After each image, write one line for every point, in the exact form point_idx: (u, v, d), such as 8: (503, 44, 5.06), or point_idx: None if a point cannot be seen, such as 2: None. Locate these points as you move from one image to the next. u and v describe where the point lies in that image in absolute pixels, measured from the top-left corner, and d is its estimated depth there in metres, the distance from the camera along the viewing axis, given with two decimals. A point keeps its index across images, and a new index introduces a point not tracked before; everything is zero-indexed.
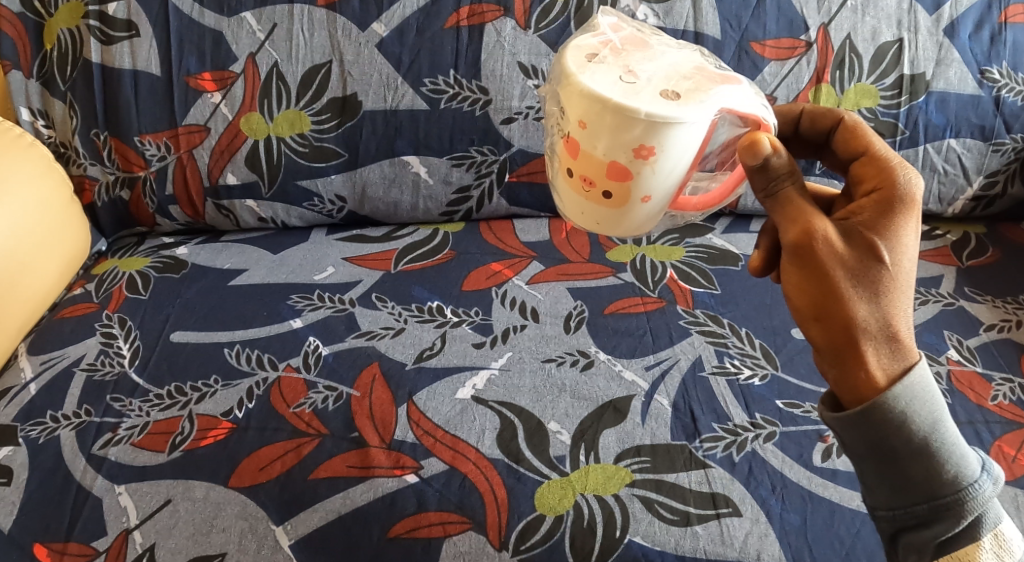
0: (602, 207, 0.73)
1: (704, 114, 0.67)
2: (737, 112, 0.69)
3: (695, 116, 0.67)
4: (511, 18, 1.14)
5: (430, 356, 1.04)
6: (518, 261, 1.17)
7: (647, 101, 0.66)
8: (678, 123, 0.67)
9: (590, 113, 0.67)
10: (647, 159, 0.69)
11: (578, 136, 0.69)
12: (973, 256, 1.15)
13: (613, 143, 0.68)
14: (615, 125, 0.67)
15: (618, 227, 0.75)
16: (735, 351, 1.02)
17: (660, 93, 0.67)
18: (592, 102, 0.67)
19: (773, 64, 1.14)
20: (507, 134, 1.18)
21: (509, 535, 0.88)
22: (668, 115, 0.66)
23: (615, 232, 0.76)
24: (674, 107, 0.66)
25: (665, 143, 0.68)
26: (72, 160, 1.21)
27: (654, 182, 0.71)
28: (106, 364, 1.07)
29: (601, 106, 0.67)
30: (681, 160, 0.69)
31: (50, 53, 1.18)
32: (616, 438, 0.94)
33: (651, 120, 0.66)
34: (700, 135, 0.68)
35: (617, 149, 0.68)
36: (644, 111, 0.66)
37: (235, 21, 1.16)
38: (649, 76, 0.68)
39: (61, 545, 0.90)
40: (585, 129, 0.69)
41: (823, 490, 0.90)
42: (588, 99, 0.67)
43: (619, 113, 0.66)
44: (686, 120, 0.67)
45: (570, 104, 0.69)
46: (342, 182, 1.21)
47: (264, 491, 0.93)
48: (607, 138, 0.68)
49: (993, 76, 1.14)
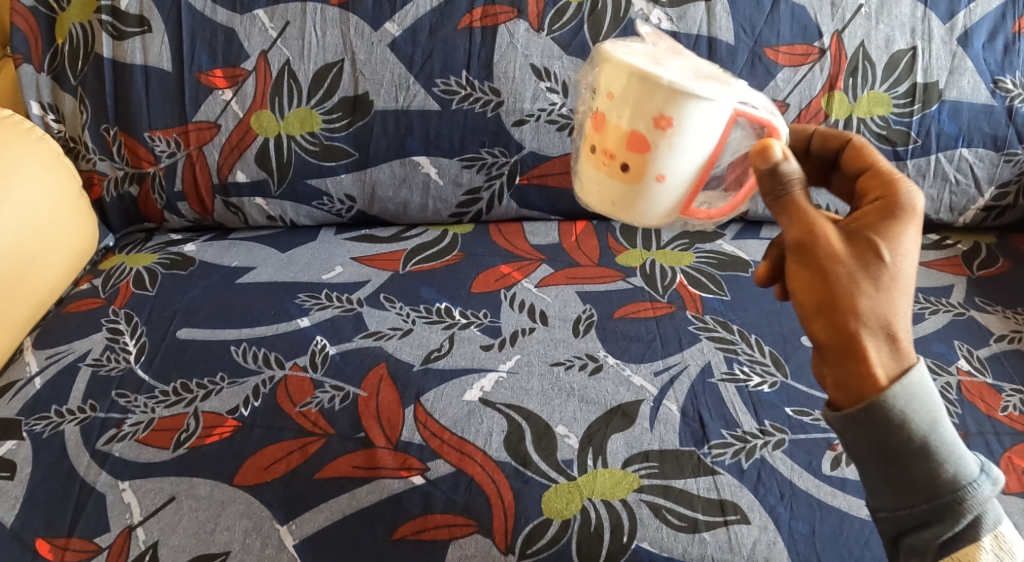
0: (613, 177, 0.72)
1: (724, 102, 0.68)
2: (754, 114, 0.70)
3: (719, 94, 0.67)
4: (525, 19, 1.14)
5: (438, 357, 1.03)
6: (527, 264, 1.17)
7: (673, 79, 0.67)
8: (702, 101, 0.67)
9: (618, 83, 0.68)
10: (665, 132, 0.69)
11: (605, 106, 0.70)
12: (984, 266, 1.15)
13: (639, 107, 0.68)
14: (643, 92, 0.67)
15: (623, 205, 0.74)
16: (744, 357, 1.02)
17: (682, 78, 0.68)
18: (623, 70, 0.68)
19: (786, 70, 1.13)
20: (519, 136, 1.17)
21: (516, 538, 0.87)
22: (697, 94, 0.67)
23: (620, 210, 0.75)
24: (698, 88, 0.67)
25: (691, 121, 0.68)
26: (81, 155, 1.22)
27: (671, 162, 0.70)
28: (112, 359, 1.07)
29: (629, 74, 0.67)
30: (698, 144, 0.69)
31: (61, 48, 1.18)
32: (624, 443, 0.93)
33: (681, 96, 0.67)
34: (719, 121, 0.69)
35: (641, 114, 0.68)
36: (667, 79, 0.66)
37: (248, 18, 1.15)
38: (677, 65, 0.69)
39: (63, 541, 0.90)
40: (612, 99, 0.69)
41: (832, 498, 0.89)
42: (619, 67, 0.68)
43: (645, 80, 0.67)
44: (710, 97, 0.67)
45: (602, 77, 0.70)
46: (351, 181, 1.20)
47: (269, 490, 0.92)
48: (631, 106, 0.68)
49: (1006, 86, 1.13)
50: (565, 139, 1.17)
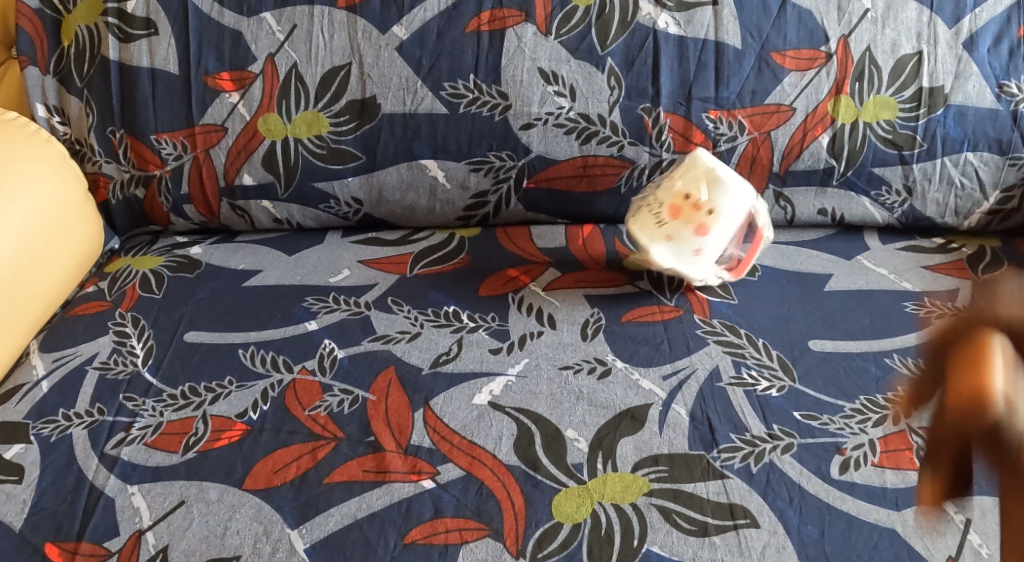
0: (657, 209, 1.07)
1: (711, 248, 1.07)
2: (756, 219, 1.10)
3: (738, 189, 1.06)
4: (532, 23, 1.14)
5: (446, 361, 1.04)
6: (534, 267, 1.17)
7: (712, 202, 1.05)
8: (715, 214, 1.05)
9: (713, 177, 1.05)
10: (716, 213, 1.05)
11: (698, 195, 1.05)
12: (989, 269, 1.15)
13: (696, 183, 1.06)
14: (704, 175, 1.06)
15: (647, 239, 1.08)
16: (752, 361, 1.02)
17: (703, 222, 1.05)
18: (711, 173, 1.05)
19: (793, 75, 1.14)
20: (526, 139, 1.17)
21: (526, 543, 0.87)
22: (714, 206, 1.05)
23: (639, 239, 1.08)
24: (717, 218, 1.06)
25: (721, 190, 1.05)
26: (87, 157, 1.21)
27: (713, 236, 1.06)
28: (119, 362, 1.07)
29: (715, 175, 1.05)
30: (729, 223, 1.07)
31: (67, 50, 1.18)
32: (634, 447, 0.94)
33: (730, 185, 1.05)
34: (737, 220, 1.07)
35: (697, 181, 1.06)
36: (716, 171, 1.05)
37: (256, 21, 1.15)
38: (723, 205, 1.05)
39: (73, 545, 0.89)
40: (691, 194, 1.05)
41: (841, 502, 0.89)
42: (710, 171, 1.05)
43: (712, 177, 1.05)
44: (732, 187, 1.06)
45: (699, 173, 1.06)
46: (358, 185, 1.20)
47: (280, 494, 0.92)
48: (717, 188, 1.05)
49: (1011, 90, 1.13)
50: (572, 142, 1.17)
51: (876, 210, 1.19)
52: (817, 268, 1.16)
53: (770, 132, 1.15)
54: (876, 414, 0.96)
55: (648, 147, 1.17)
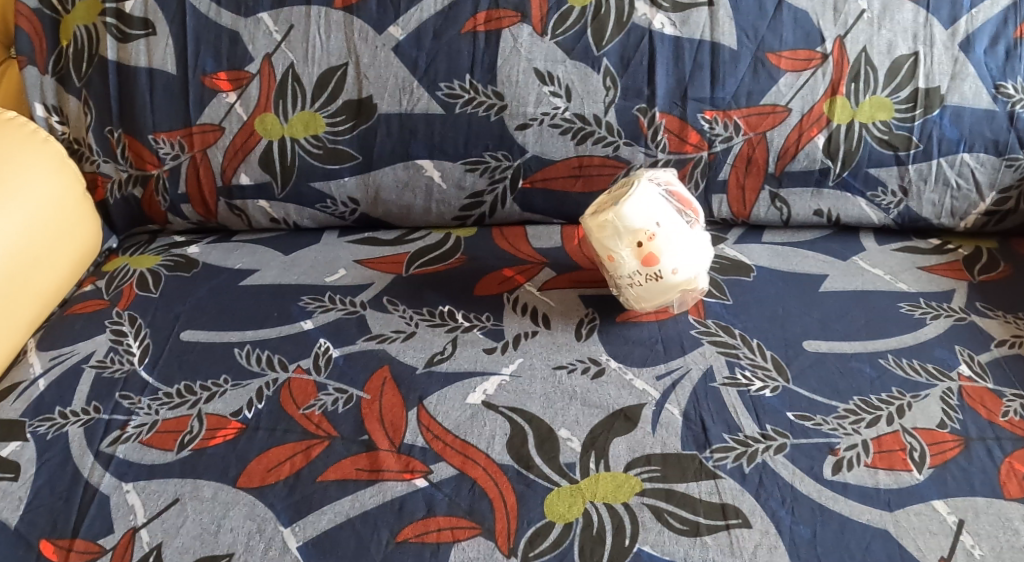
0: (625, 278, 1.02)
1: (676, 249, 1.01)
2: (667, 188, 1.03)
3: (637, 200, 1.00)
4: (528, 24, 1.14)
5: (441, 360, 1.04)
6: (530, 267, 1.17)
7: (636, 232, 1.00)
8: (653, 236, 1.00)
9: (612, 230, 1.00)
10: (652, 243, 1.00)
11: (627, 249, 1.01)
12: (985, 270, 1.15)
13: (611, 241, 1.01)
14: (607, 232, 1.01)
15: (650, 297, 1.03)
16: (746, 362, 1.02)
17: (651, 249, 1.00)
18: (608, 227, 1.01)
19: (789, 76, 1.14)
20: (522, 140, 1.17)
21: (518, 541, 0.87)
22: (642, 232, 1.00)
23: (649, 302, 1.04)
24: (655, 233, 1.00)
25: (628, 219, 1.00)
26: (85, 157, 1.22)
27: (672, 258, 1.01)
28: (116, 361, 1.07)
29: (611, 226, 1.00)
30: (666, 232, 1.00)
31: (66, 50, 1.19)
32: (627, 447, 0.94)
33: (625, 209, 1.00)
34: (666, 219, 1.01)
35: (608, 243, 1.01)
36: (610, 217, 1.00)
37: (253, 21, 1.16)
38: (642, 224, 1.00)
39: (68, 542, 0.90)
40: (614, 251, 1.01)
41: (833, 503, 0.89)
42: (606, 228, 1.01)
43: (611, 228, 1.00)
44: (631, 206, 1.00)
45: (605, 235, 1.01)
46: (355, 184, 1.20)
47: (273, 492, 0.92)
48: (621, 232, 1.00)
49: (1008, 91, 1.13)
50: (568, 143, 1.17)
51: (872, 211, 1.19)
52: (813, 269, 1.16)
53: (766, 133, 1.15)
54: (870, 415, 0.96)
55: (644, 148, 1.17)
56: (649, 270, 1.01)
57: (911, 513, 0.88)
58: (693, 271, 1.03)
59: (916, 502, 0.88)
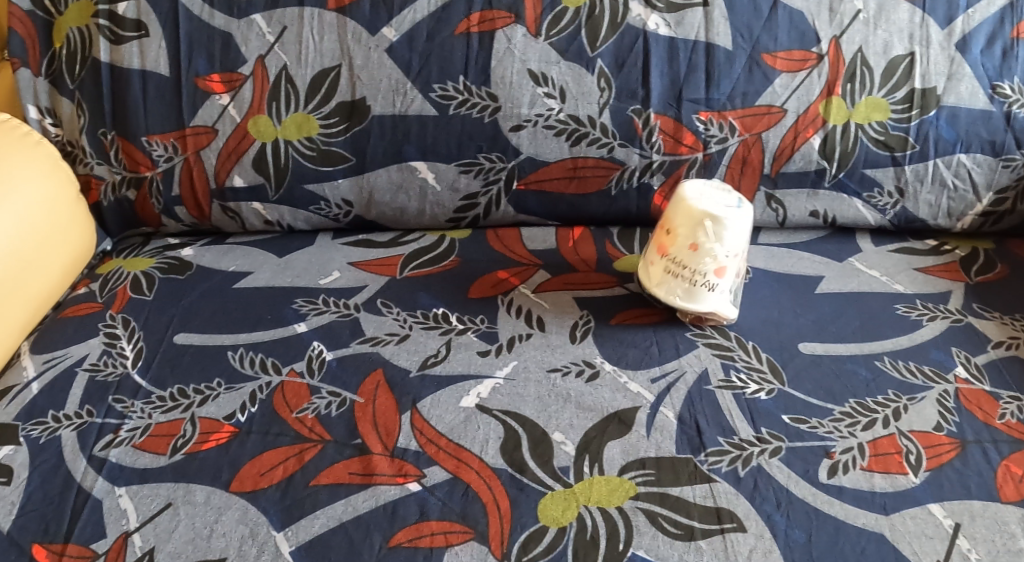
0: (684, 269, 1.04)
1: (732, 285, 1.04)
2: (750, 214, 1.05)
3: (736, 218, 1.01)
4: (522, 25, 1.13)
5: (434, 364, 1.03)
6: (524, 269, 1.17)
7: (723, 245, 1.02)
8: (721, 258, 1.02)
9: (694, 227, 1.02)
10: (715, 262, 1.02)
11: (690, 250, 1.03)
12: (982, 272, 1.14)
13: (707, 234, 1.02)
14: (710, 225, 1.01)
15: (680, 299, 1.05)
16: (741, 364, 1.02)
17: (721, 266, 1.03)
18: (693, 219, 1.02)
19: (784, 76, 1.13)
20: (516, 141, 1.17)
21: (512, 546, 0.86)
22: (728, 250, 1.02)
23: (674, 304, 1.06)
24: (731, 258, 1.03)
25: (728, 230, 1.01)
26: (79, 159, 1.21)
27: (723, 284, 1.04)
28: (109, 364, 1.07)
29: (698, 222, 1.02)
30: (733, 257, 1.03)
31: (59, 52, 1.18)
32: (621, 450, 0.93)
33: (729, 222, 1.01)
34: (738, 247, 1.03)
35: (701, 232, 1.02)
36: (721, 216, 1.01)
37: (245, 23, 1.15)
38: (732, 246, 1.02)
39: (60, 546, 0.89)
40: (691, 244, 1.03)
41: (829, 507, 0.88)
42: (692, 217, 1.02)
43: (699, 220, 1.02)
44: (729, 219, 1.01)
45: (685, 222, 1.03)
46: (349, 187, 1.20)
47: (266, 497, 0.92)
48: (697, 232, 1.02)
49: (1004, 91, 1.12)
50: (562, 144, 1.16)
51: (868, 212, 1.18)
52: (809, 270, 1.15)
53: (761, 134, 1.15)
54: (866, 418, 0.96)
55: (639, 149, 1.16)
56: (707, 280, 1.03)
57: (907, 517, 0.87)
58: (726, 313, 1.04)
59: (912, 506, 0.88)
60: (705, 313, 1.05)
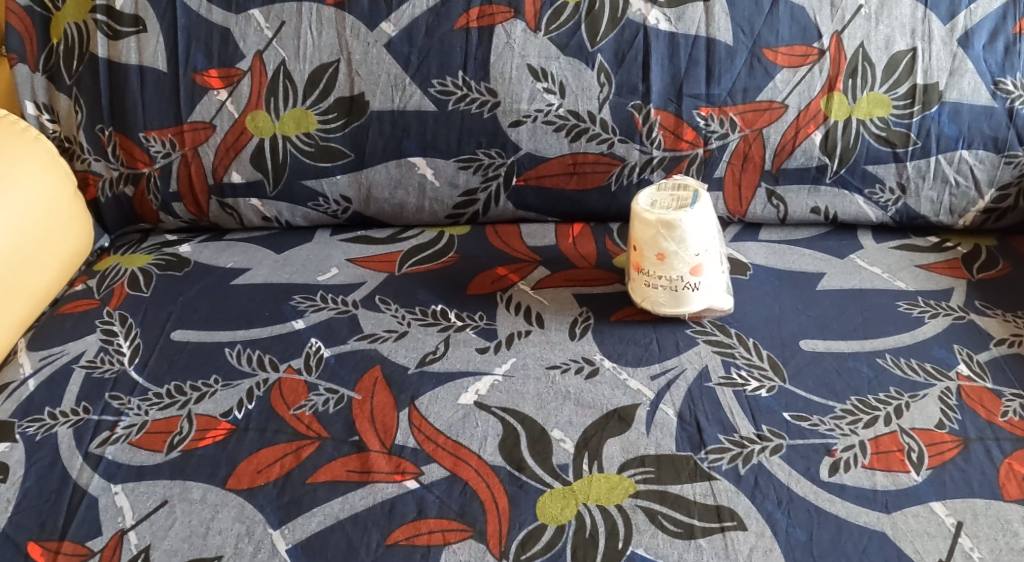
0: (660, 277, 1.03)
1: (712, 278, 1.03)
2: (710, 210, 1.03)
3: (693, 220, 0.99)
4: (522, 20, 1.13)
5: (433, 360, 1.03)
6: (523, 266, 1.16)
7: (690, 247, 1.00)
8: (694, 259, 1.01)
9: (659, 238, 1.00)
10: (689, 262, 1.01)
11: (661, 258, 1.01)
12: (984, 269, 1.13)
13: (670, 241, 1.00)
14: (668, 233, 1.00)
15: (668, 305, 1.05)
16: (742, 361, 1.01)
17: (694, 265, 1.01)
18: (653, 231, 1.00)
19: (785, 71, 1.12)
20: (515, 137, 1.16)
21: (510, 544, 0.86)
22: (695, 250, 1.01)
23: (665, 311, 1.05)
24: (702, 254, 1.01)
25: (688, 232, 0.99)
26: (76, 155, 1.21)
27: (704, 280, 1.03)
28: (106, 361, 1.06)
29: (658, 234, 1.00)
30: (706, 256, 1.02)
31: (56, 47, 1.18)
32: (620, 448, 0.93)
33: (685, 223, 0.99)
34: (710, 245, 1.01)
35: (663, 240, 1.00)
36: (681, 225, 0.99)
37: (243, 18, 1.15)
38: (699, 244, 1.00)
39: (56, 544, 0.88)
40: (660, 253, 1.01)
41: (830, 505, 0.88)
42: (650, 229, 1.00)
43: (664, 233, 1.00)
44: (690, 224, 0.99)
45: (647, 234, 1.01)
46: (347, 182, 1.19)
47: (262, 494, 0.91)
48: (663, 242, 1.00)
49: (1007, 87, 1.11)
50: (562, 140, 1.16)
51: (869, 208, 1.18)
52: (810, 267, 1.14)
53: (762, 129, 1.14)
54: (867, 415, 0.95)
55: (639, 145, 1.16)
56: (686, 282, 1.02)
57: (909, 515, 0.86)
58: (720, 305, 1.05)
59: (914, 504, 0.87)
60: (700, 311, 1.05)
